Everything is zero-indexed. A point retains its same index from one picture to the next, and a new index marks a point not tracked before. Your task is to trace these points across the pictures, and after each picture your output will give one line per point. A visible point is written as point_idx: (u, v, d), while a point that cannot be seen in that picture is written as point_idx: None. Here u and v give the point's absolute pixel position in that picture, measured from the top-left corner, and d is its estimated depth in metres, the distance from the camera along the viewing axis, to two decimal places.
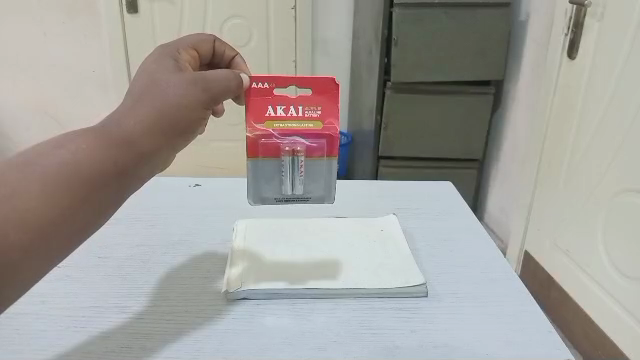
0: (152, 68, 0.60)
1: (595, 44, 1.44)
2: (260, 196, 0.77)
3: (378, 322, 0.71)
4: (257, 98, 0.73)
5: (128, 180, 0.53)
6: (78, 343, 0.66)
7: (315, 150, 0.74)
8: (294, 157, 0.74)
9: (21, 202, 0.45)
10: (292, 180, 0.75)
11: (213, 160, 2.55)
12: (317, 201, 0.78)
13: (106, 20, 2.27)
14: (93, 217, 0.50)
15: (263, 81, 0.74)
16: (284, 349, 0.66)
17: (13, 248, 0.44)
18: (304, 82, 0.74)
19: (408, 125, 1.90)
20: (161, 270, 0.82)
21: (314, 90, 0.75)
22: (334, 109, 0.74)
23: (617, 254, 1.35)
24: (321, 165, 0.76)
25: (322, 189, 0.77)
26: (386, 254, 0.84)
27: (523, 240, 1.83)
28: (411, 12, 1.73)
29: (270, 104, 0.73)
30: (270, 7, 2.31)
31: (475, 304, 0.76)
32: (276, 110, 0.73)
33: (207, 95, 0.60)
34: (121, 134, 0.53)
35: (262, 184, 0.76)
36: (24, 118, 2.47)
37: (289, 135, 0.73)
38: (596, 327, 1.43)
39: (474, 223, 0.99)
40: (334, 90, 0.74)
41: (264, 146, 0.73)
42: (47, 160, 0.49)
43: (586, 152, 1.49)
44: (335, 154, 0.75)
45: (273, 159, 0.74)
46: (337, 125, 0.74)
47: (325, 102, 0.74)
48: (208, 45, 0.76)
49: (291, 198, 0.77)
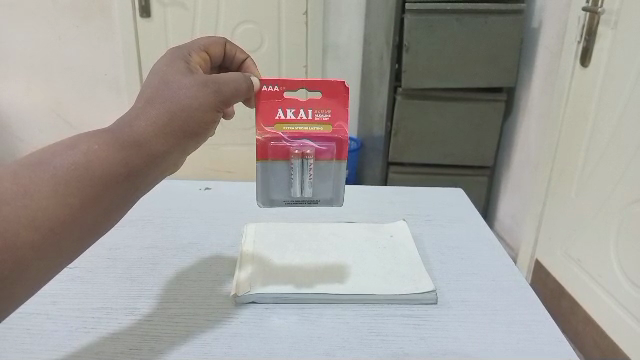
0: (164, 70, 0.61)
1: (610, 51, 1.43)
2: (268, 199, 0.76)
3: (387, 329, 0.70)
4: (267, 101, 0.73)
5: (139, 180, 0.53)
6: (89, 344, 0.66)
7: (324, 153, 0.74)
8: (303, 160, 0.74)
9: (32, 201, 0.46)
10: (301, 183, 0.75)
11: (223, 164, 2.57)
12: (325, 204, 0.77)
13: (121, 25, 2.29)
14: (103, 217, 0.50)
15: (272, 84, 0.73)
16: (291, 353, 0.65)
17: (21, 248, 0.45)
18: (313, 85, 0.74)
19: (419, 131, 1.89)
20: (171, 272, 0.82)
21: (323, 93, 0.74)
22: (344, 112, 0.74)
23: (628, 263, 1.33)
24: (329, 167, 0.75)
25: (330, 192, 0.77)
26: (395, 260, 0.83)
27: (534, 246, 1.81)
28: (422, 19, 1.72)
29: (279, 107, 0.73)
30: (284, 13, 2.32)
31: (485, 312, 0.75)
32: (286, 113, 0.73)
33: (218, 97, 0.60)
34: (131, 137, 0.53)
35: (270, 186, 0.76)
36: (36, 122, 2.51)
37: (298, 138, 0.73)
38: (609, 338, 1.40)
39: (486, 231, 0.98)
40: (344, 93, 0.74)
41: (274, 149, 0.73)
42: (58, 160, 0.49)
43: (599, 162, 1.47)
44: (344, 157, 0.74)
45: (282, 161, 0.74)
46: (346, 129, 0.74)
47: (334, 105, 0.74)
48: (219, 47, 0.76)
49: (300, 200, 0.76)
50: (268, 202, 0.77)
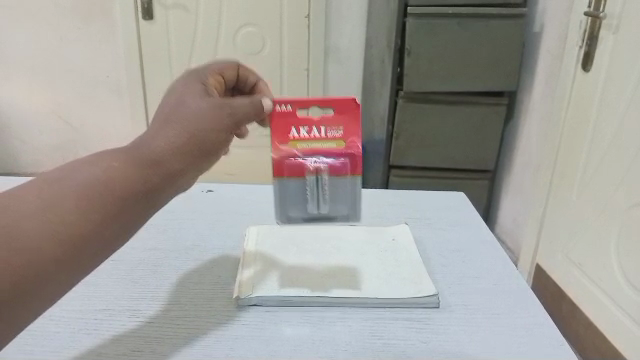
0: (180, 91, 0.60)
1: (611, 55, 1.43)
2: (287, 216, 0.76)
3: (389, 332, 0.71)
4: (282, 120, 0.74)
5: (156, 198, 0.51)
6: (91, 346, 0.66)
7: (338, 170, 0.74)
8: (318, 176, 0.73)
9: (53, 217, 0.44)
10: (317, 200, 0.74)
11: (224, 166, 2.57)
12: (342, 219, 0.76)
13: (123, 27, 2.30)
14: (119, 235, 0.48)
15: (286, 103, 0.74)
16: (294, 355, 0.65)
17: (39, 263, 0.42)
18: (325, 103, 0.75)
19: (420, 135, 1.89)
20: (174, 275, 0.82)
21: (335, 110, 0.75)
22: (356, 128, 0.75)
23: (629, 267, 1.33)
24: (344, 183, 0.74)
25: (348, 208, 0.75)
26: (398, 263, 0.84)
27: (535, 250, 1.81)
28: (423, 22, 1.73)
29: (293, 126, 0.74)
30: (285, 16, 2.33)
31: (487, 315, 0.75)
32: (299, 131, 0.74)
33: (232, 118, 0.59)
34: (151, 153, 0.51)
35: (287, 205, 0.75)
36: (36, 123, 2.51)
37: (312, 156, 0.73)
38: (610, 342, 1.40)
39: (488, 234, 0.99)
40: (355, 109, 0.75)
41: (289, 168, 0.73)
42: (79, 176, 0.47)
43: (600, 166, 1.47)
44: (359, 172, 0.74)
45: (297, 179, 0.74)
46: (359, 144, 0.74)
47: (346, 121, 0.75)
48: (233, 71, 0.76)
49: (315, 218, 0.75)
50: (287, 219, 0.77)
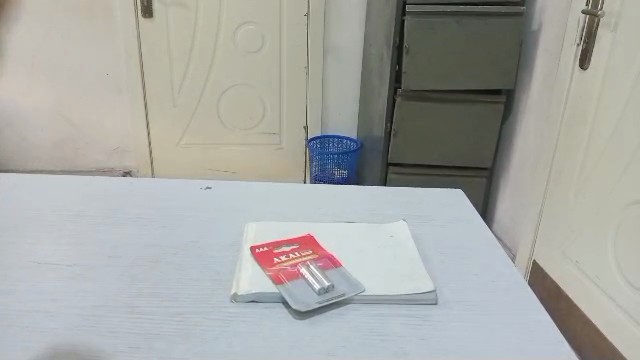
0: None
1: (609, 54, 1.43)
2: (304, 303, 0.73)
3: (387, 328, 0.71)
4: (263, 256, 0.83)
5: None
6: (90, 342, 0.67)
7: (325, 266, 0.81)
8: (309, 268, 0.79)
9: None
10: (317, 280, 0.77)
11: (223, 164, 2.58)
12: (348, 293, 0.76)
13: (123, 25, 2.31)
14: None
15: (262, 247, 0.86)
16: (293, 352, 0.66)
17: None
18: (291, 240, 0.88)
19: (419, 132, 1.90)
20: (173, 271, 0.83)
21: (300, 243, 0.87)
22: (320, 244, 0.87)
23: (627, 264, 1.34)
24: (335, 273, 0.80)
25: (346, 284, 0.77)
26: (395, 260, 0.84)
27: (532, 248, 1.82)
28: (422, 20, 1.74)
29: (273, 256, 0.83)
30: (285, 16, 2.34)
31: (485, 312, 0.75)
32: (280, 258, 0.83)
33: None
34: None
35: (298, 294, 0.74)
36: (35, 120, 2.50)
37: (297, 264, 0.81)
38: (607, 340, 1.41)
39: (485, 232, 0.99)
40: (310, 236, 0.90)
41: (285, 274, 0.78)
42: None
43: (598, 164, 1.48)
44: (341, 263, 0.82)
45: (296, 279, 0.77)
46: (327, 250, 0.85)
47: (312, 242, 0.87)
48: None
49: (325, 295, 0.75)
50: (304, 312, 0.73)
